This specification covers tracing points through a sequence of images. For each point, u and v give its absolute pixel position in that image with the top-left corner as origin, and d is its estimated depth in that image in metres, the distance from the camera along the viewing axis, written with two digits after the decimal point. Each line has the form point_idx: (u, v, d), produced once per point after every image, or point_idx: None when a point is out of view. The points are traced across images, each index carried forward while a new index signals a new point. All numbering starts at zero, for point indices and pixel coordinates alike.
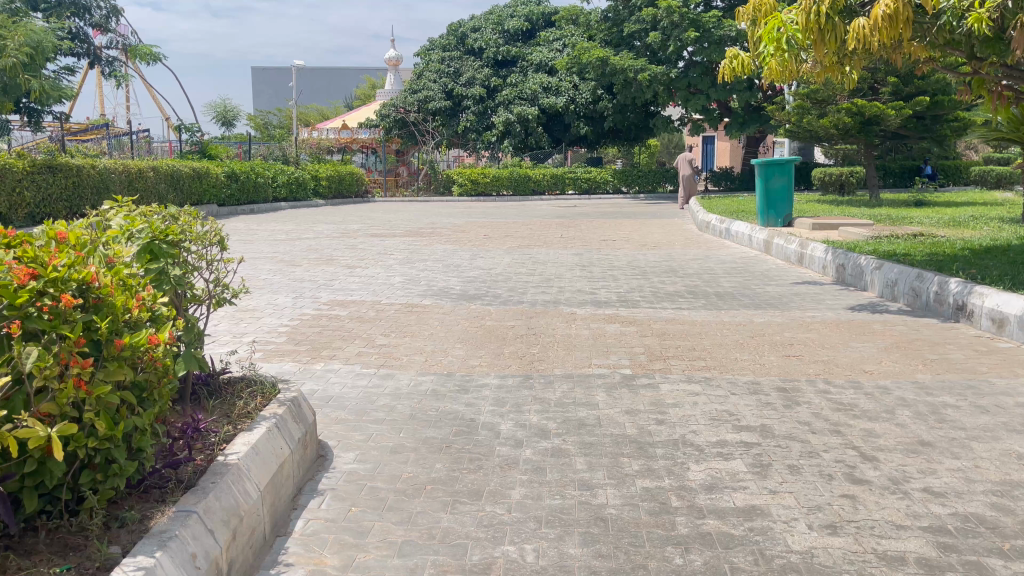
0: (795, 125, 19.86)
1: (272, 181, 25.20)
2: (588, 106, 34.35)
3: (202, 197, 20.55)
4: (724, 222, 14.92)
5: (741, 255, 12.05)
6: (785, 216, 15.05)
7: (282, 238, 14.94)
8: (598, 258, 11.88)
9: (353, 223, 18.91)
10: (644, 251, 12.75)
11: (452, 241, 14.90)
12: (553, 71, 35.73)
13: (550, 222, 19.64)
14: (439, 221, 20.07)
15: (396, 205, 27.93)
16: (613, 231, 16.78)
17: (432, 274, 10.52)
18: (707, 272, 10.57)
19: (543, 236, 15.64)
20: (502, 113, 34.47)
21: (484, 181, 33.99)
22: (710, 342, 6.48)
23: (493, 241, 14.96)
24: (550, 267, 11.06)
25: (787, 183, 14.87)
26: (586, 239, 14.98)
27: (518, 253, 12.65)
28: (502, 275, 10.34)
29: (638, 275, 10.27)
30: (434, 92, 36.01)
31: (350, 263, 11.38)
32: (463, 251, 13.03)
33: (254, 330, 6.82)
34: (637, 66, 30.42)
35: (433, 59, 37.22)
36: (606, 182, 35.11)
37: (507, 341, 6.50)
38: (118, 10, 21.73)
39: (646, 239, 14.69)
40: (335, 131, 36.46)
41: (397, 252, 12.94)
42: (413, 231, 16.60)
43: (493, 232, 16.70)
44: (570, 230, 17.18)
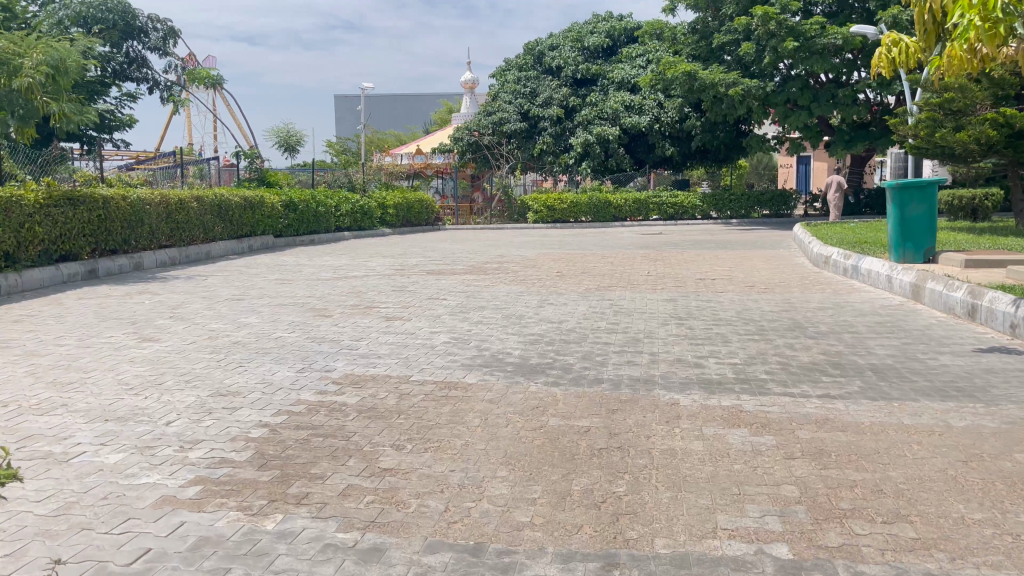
0: (923, 142, 16.94)
1: (335, 210, 23.71)
2: (674, 125, 32.02)
3: (254, 228, 19.16)
4: (847, 257, 12.21)
5: (882, 304, 9.45)
6: (926, 251, 12.27)
7: (326, 277, 13.13)
8: (697, 308, 9.50)
9: (412, 256, 17.04)
10: (753, 297, 10.28)
11: (518, 281, 12.78)
12: (636, 89, 33.53)
13: (634, 254, 17.29)
14: (509, 253, 18.00)
15: (466, 235, 26.13)
16: (709, 267, 14.31)
17: (487, 330, 8.38)
18: (846, 330, 8.04)
19: (627, 273, 13.32)
20: (581, 134, 32.27)
21: (561, 208, 31.85)
22: (901, 476, 4.07)
23: (567, 280, 12.75)
24: (637, 320, 8.76)
25: (928, 211, 12.10)
26: (677, 278, 12.60)
27: (597, 298, 10.39)
28: (575, 333, 8.11)
29: (754, 335, 7.84)
30: (509, 114, 34.03)
31: (391, 312, 9.37)
32: (531, 296, 10.87)
33: (214, 435, 4.78)
34: (728, 80, 27.80)
35: (509, 79, 35.52)
36: (694, 207, 32.46)
37: (579, 467, 4.25)
38: (174, 31, 20.90)
39: (752, 279, 12.16)
40: (407, 155, 35.12)
41: (451, 295, 10.87)
42: (475, 267, 14.57)
43: (567, 268, 14.47)
44: (657, 264, 14.83)
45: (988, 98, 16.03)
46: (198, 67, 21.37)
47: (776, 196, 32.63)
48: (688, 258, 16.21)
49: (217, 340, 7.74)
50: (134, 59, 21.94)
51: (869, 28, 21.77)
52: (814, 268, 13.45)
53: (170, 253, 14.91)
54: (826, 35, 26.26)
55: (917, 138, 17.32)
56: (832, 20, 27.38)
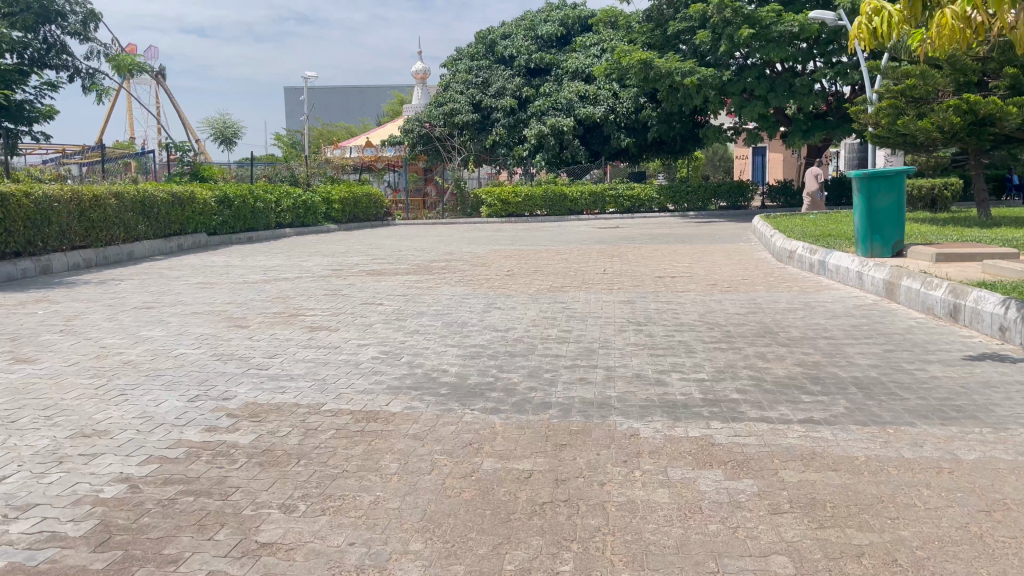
0: (885, 129, 16.40)
1: (276, 205, 22.47)
2: (630, 116, 31.35)
3: (184, 226, 17.89)
4: (813, 252, 11.51)
5: (855, 304, 8.72)
6: (895, 244, 11.65)
7: (256, 280, 12.03)
8: (657, 311, 8.68)
9: (354, 255, 15.96)
10: (717, 297, 9.49)
11: (464, 281, 11.84)
12: (591, 79, 32.78)
13: (588, 250, 16.49)
14: (459, 250, 17.06)
15: (416, 230, 25.11)
16: (668, 263, 13.56)
17: (424, 340, 7.42)
18: (821, 335, 7.28)
19: (581, 272, 12.46)
20: (535, 125, 31.38)
21: (515, 202, 30.97)
22: (917, 538, 3.24)
23: (517, 279, 11.85)
24: (592, 327, 7.88)
25: (897, 200, 11.51)
26: (633, 276, 11.80)
27: (549, 301, 9.51)
28: (523, 344, 7.20)
29: (720, 344, 7.02)
30: (460, 105, 32.99)
31: (317, 321, 8.34)
32: (477, 298, 9.94)
33: (53, 498, 3.76)
34: (683, 69, 27.18)
35: (460, 69, 34.48)
36: (651, 200, 31.81)
37: (514, 537, 3.32)
38: (95, 14, 19.46)
39: (713, 277, 11.41)
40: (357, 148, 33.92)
41: (389, 299, 9.88)
42: (420, 266, 13.58)
43: (519, 266, 13.58)
44: (614, 261, 14.05)
45: (951, 84, 15.56)
46: (122, 53, 19.95)
47: (733, 188, 32.09)
48: (645, 253, 15.46)
49: (105, 360, 6.65)
50: (53, 45, 20.34)
51: (828, 14, 21.27)
52: (778, 263, 12.75)
53: (85, 254, 13.64)
54: (782, 23, 25.72)
55: (878, 126, 16.77)
56: (787, 8, 26.90)
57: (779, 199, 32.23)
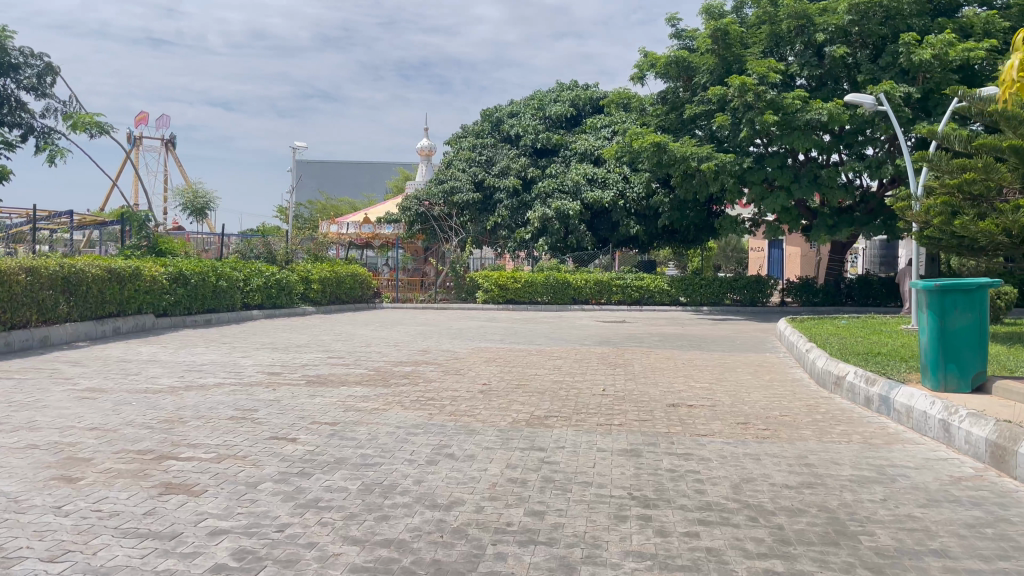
0: (934, 229, 14.35)
1: (243, 283, 20.25)
2: (640, 202, 29.40)
3: (122, 306, 15.56)
4: (872, 384, 9.00)
5: (955, 480, 6.13)
6: (974, 375, 9.12)
7: (164, 387, 9.58)
8: (671, 475, 6.12)
9: (309, 350, 13.48)
10: (755, 451, 6.93)
11: (425, 399, 9.31)
12: (600, 162, 31.00)
13: (586, 356, 14.01)
14: (437, 347, 14.63)
15: (400, 316, 22.69)
16: (682, 380, 11.05)
17: (316, 526, 4.87)
18: (927, 549, 4.68)
19: (574, 391, 9.95)
20: (538, 207, 29.41)
21: (514, 288, 28.59)
22: None
23: (492, 397, 9.36)
24: (574, 505, 5.32)
25: (977, 321, 9.11)
26: (638, 401, 9.29)
27: (523, 444, 6.97)
28: (462, 544, 4.63)
29: (772, 562, 4.43)
30: (461, 183, 31.16)
31: (183, 478, 5.80)
32: (429, 433, 7.40)
33: None
34: (700, 153, 25.28)
35: (463, 147, 32.83)
36: (661, 292, 29.30)
37: None
38: (54, 68, 17.56)
39: (742, 411, 8.87)
40: (353, 224, 32.01)
41: (309, 431, 7.35)
42: (379, 373, 11.11)
43: (499, 377, 11.08)
44: (617, 374, 11.55)
45: (1018, 180, 13.21)
46: (82, 112, 18.03)
47: (750, 283, 29.62)
48: (653, 363, 12.96)
49: None
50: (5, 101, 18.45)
51: (866, 99, 19.33)
52: (821, 390, 10.21)
53: None
54: (809, 110, 23.81)
55: (927, 225, 14.69)
56: (814, 94, 25.13)
57: (800, 296, 29.70)
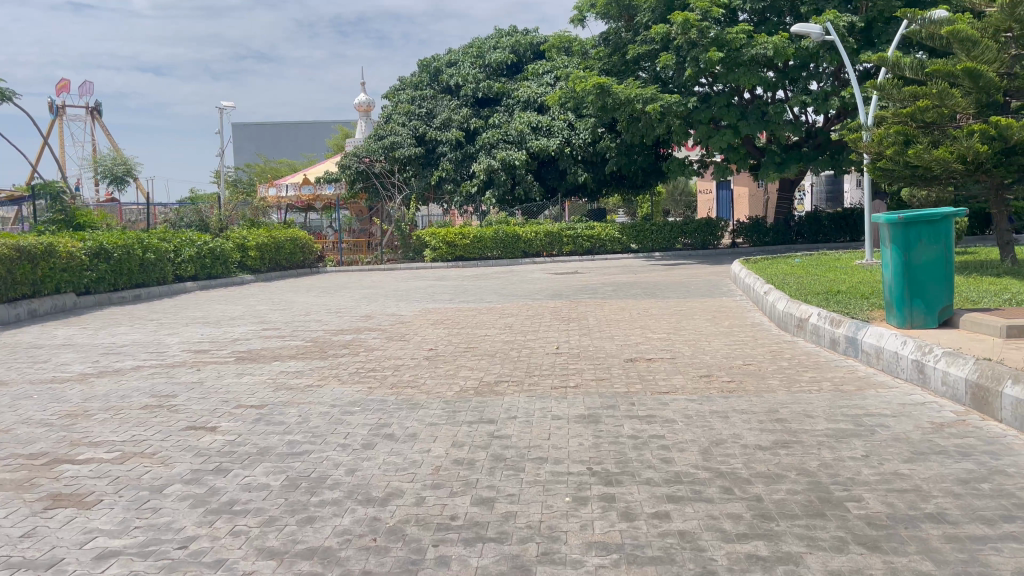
0: (887, 161, 13.93)
1: (173, 255, 19.07)
2: (587, 148, 28.68)
3: (37, 286, 14.39)
4: (837, 325, 8.52)
5: (939, 427, 5.67)
6: (941, 310, 8.73)
7: (74, 374, 8.67)
8: (634, 442, 5.54)
9: (242, 323, 12.58)
10: (723, 408, 6.39)
11: (365, 370, 8.57)
12: (545, 109, 30.11)
13: (539, 311, 13.41)
14: (381, 311, 13.86)
15: (345, 280, 21.75)
16: (639, 332, 10.51)
17: (226, 538, 4.15)
18: (922, 514, 4.18)
19: (525, 351, 9.33)
20: (483, 159, 28.48)
21: (462, 244, 27.71)
22: None
23: (438, 364, 8.69)
24: (528, 487, 4.70)
25: (943, 253, 8.68)
26: (594, 359, 8.72)
27: (471, 417, 6.31)
28: (398, 548, 3.96)
29: (755, 544, 3.87)
30: (402, 138, 29.96)
31: (75, 486, 5.00)
32: (368, 410, 6.69)
33: None
34: (645, 95, 24.57)
35: (402, 100, 31.53)
36: (613, 240, 28.77)
37: None
38: None
39: (704, 361, 8.37)
40: (292, 186, 30.70)
41: (232, 417, 6.59)
42: (317, 343, 10.32)
43: (446, 340, 10.40)
44: (571, 330, 10.96)
45: (971, 105, 12.97)
46: None
47: (701, 226, 29.30)
48: (608, 315, 12.42)
49: None
50: None
51: (812, 29, 18.77)
52: (783, 334, 9.74)
53: None
54: (754, 46, 23.28)
55: (880, 156, 14.26)
56: (759, 29, 24.53)
57: (751, 236, 29.49)
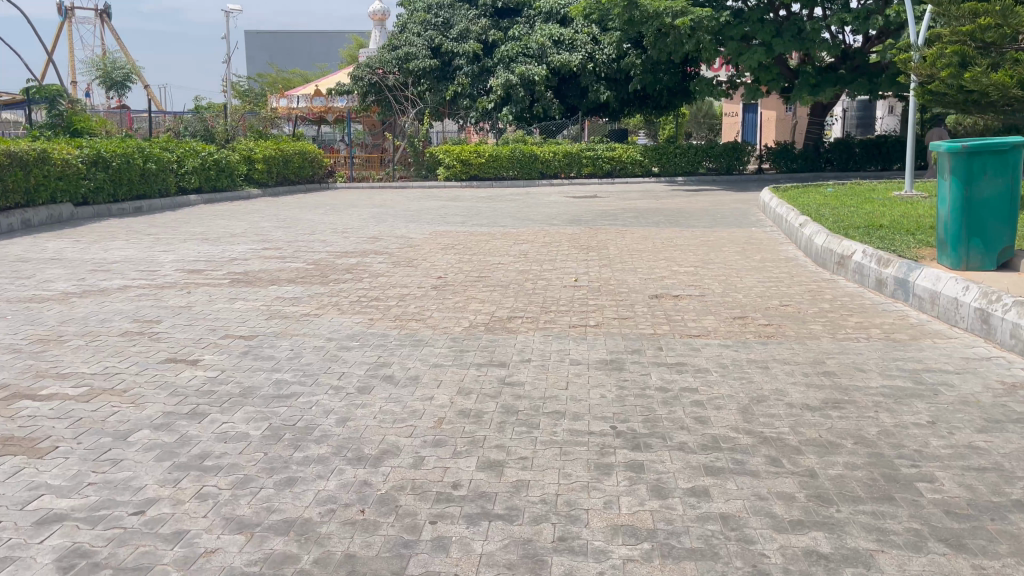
0: (939, 84, 12.86)
1: (176, 166, 18.28)
2: (610, 64, 27.30)
3: (30, 195, 13.70)
4: (886, 265, 7.73)
5: (1013, 389, 4.97)
6: (1000, 251, 7.91)
7: (56, 293, 8.06)
8: (664, 397, 4.89)
9: (242, 241, 11.89)
10: (763, 357, 5.70)
11: (367, 298, 7.91)
12: (567, 22, 28.60)
13: (555, 238, 12.65)
14: (389, 232, 13.15)
15: (355, 197, 20.98)
16: (663, 264, 9.78)
17: (191, 502, 3.56)
18: (1010, 502, 3.53)
19: (541, 283, 8.64)
20: (501, 73, 27.18)
21: (477, 163, 26.68)
22: None
23: (447, 294, 8.03)
24: (543, 450, 4.07)
25: (1008, 188, 7.79)
26: (616, 294, 8.02)
27: (480, 359, 5.67)
28: (389, 524, 3.36)
29: (814, 536, 3.23)
30: (417, 48, 28.58)
31: (29, 428, 4.41)
32: (366, 347, 6.07)
33: None
34: (675, 8, 23.10)
35: (417, 8, 29.96)
36: (634, 162, 27.64)
37: None
38: None
39: (735, 300, 7.64)
40: (302, 97, 29.59)
41: (217, 350, 5.98)
42: (318, 267, 9.66)
43: (457, 266, 9.72)
44: (590, 259, 10.23)
45: None
46: None
47: (727, 150, 28.08)
48: (629, 244, 11.65)
49: None
50: None
51: None
52: (821, 272, 8.96)
53: None
54: None
55: (930, 79, 13.17)
56: None
57: (778, 163, 28.30)
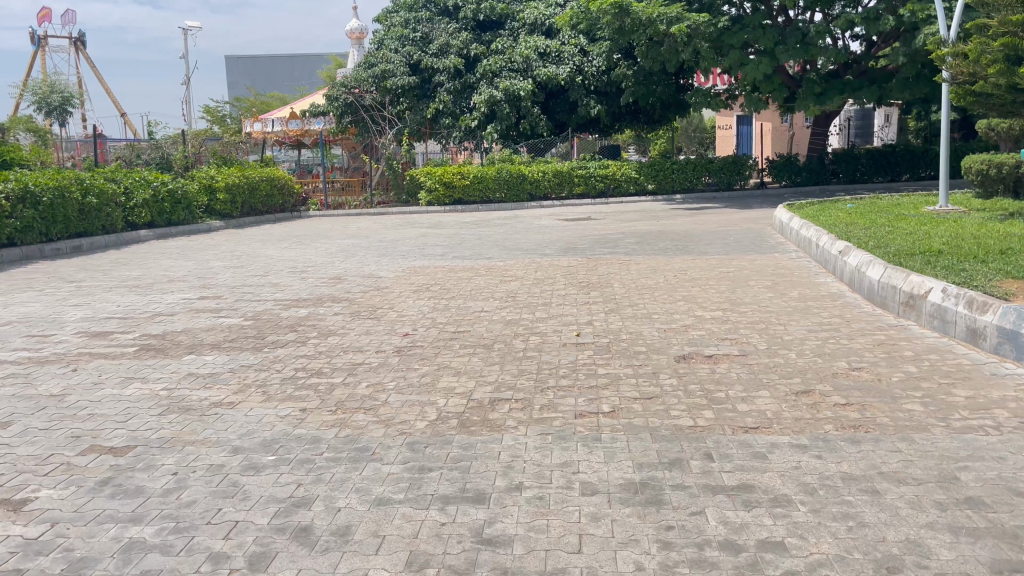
0: (984, 84, 11.33)
1: (124, 198, 16.47)
2: (600, 77, 25.69)
3: None
4: (985, 310, 5.92)
5: None
6: None
7: None
8: (738, 568, 3.04)
9: (177, 288, 10.00)
10: (868, 472, 3.87)
11: (308, 371, 6.05)
12: (552, 33, 27.03)
13: (549, 272, 10.84)
14: (355, 270, 11.32)
15: (327, 227, 19.11)
16: (682, 307, 7.98)
17: None
18: None
19: (533, 340, 6.82)
20: (484, 89, 25.51)
21: (461, 185, 24.86)
22: None
23: (412, 362, 6.19)
24: None
25: None
26: (632, 355, 6.20)
27: (448, 487, 3.83)
28: None
29: None
30: (394, 65, 26.95)
31: None
32: (286, 463, 4.22)
33: None
34: (670, 14, 21.50)
35: (394, 23, 28.31)
36: (629, 180, 25.88)
37: None
38: None
39: (788, 363, 5.83)
40: (277, 120, 27.84)
41: (64, 477, 4.10)
42: (257, 324, 7.80)
43: (428, 317, 7.89)
44: (592, 302, 8.43)
45: None
46: None
47: (727, 164, 26.40)
48: (636, 279, 9.85)
49: None
50: None
51: None
52: (887, 316, 7.13)
53: None
54: None
55: (974, 78, 11.63)
56: None
57: (782, 177, 26.67)
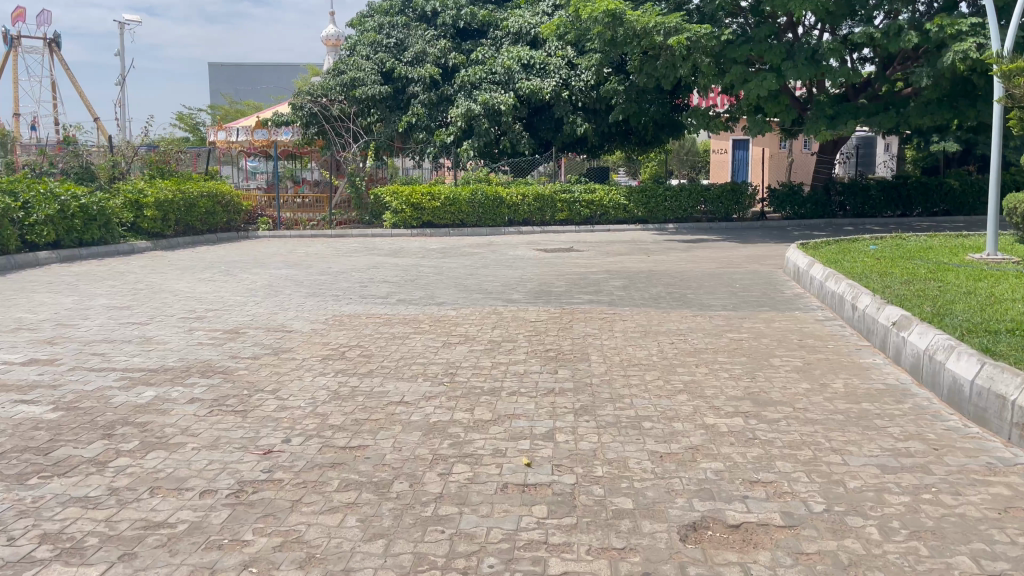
0: None
1: (21, 215, 13.97)
2: (589, 92, 23.48)
3: None
4: None
5: None
6: None
7: None
8: None
9: (10, 344, 7.49)
10: None
11: (59, 543, 3.57)
12: (538, 44, 24.82)
13: (509, 331, 8.42)
14: (265, 321, 8.88)
15: (272, 253, 16.66)
16: (685, 409, 5.56)
17: None
18: None
19: (457, 474, 4.38)
20: (461, 101, 23.23)
21: (431, 207, 22.49)
22: None
23: (246, 528, 3.75)
24: None
25: None
26: (608, 520, 3.77)
27: None
28: None
29: None
30: (364, 73, 24.59)
31: None
32: None
33: None
34: (668, 24, 19.32)
35: (367, 28, 25.97)
36: (616, 206, 23.53)
37: None
38: None
39: (874, 560, 3.41)
40: (240, 130, 25.57)
41: None
42: (63, 420, 5.32)
43: (320, 414, 5.46)
44: (557, 390, 6.01)
45: None
46: None
47: (725, 192, 24.15)
48: (621, 349, 7.44)
49: None
50: None
51: None
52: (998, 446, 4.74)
53: None
54: None
55: None
56: None
57: (784, 208, 24.42)
